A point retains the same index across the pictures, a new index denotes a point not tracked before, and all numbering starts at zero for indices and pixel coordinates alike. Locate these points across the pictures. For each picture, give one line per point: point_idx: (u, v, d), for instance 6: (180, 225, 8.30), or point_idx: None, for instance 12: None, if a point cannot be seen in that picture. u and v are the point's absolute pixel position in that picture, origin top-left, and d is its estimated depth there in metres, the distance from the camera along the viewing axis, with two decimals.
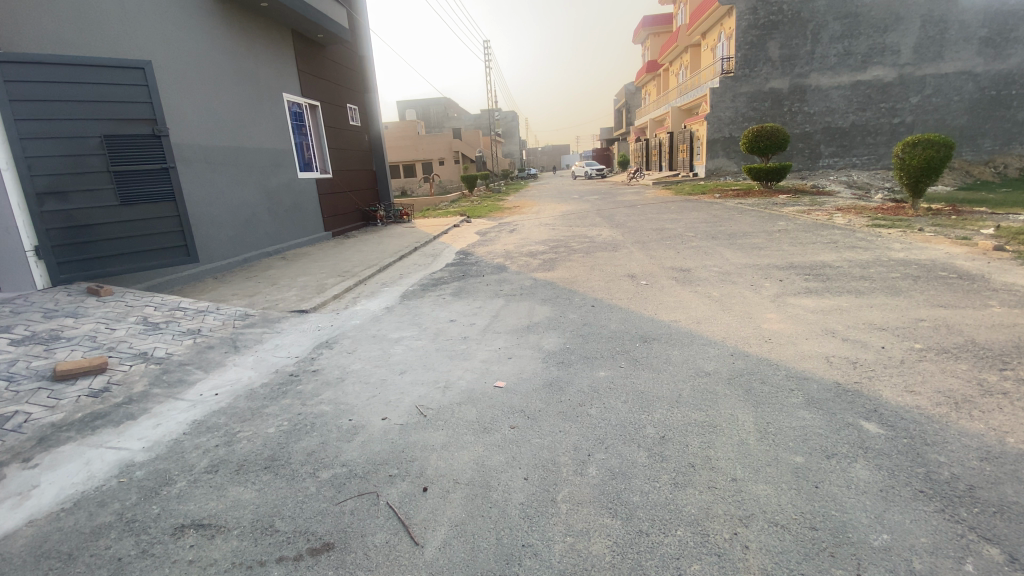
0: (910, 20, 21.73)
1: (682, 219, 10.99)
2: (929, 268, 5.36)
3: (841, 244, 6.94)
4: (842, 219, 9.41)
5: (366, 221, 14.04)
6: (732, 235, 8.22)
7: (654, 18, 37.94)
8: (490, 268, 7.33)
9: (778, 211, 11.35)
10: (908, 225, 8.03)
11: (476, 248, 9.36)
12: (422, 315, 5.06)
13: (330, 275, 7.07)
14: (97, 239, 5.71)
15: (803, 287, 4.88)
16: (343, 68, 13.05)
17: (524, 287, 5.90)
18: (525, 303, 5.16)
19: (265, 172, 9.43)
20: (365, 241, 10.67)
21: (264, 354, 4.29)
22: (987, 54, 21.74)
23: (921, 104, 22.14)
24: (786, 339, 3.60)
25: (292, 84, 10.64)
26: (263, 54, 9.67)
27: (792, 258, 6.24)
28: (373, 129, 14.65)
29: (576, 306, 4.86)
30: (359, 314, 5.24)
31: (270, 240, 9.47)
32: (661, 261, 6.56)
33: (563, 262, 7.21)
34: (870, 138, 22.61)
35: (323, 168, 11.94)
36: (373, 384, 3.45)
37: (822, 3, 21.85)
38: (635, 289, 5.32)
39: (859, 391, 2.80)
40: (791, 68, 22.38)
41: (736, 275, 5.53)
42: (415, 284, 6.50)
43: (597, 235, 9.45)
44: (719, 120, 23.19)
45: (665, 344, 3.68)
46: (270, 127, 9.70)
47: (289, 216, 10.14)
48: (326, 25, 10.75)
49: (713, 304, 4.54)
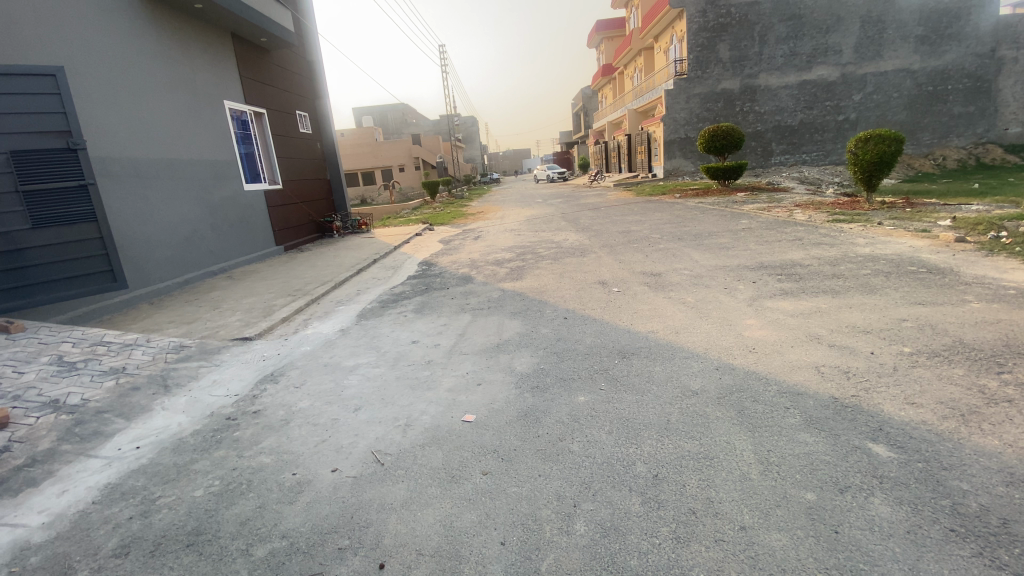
0: (850, 21, 22.59)
1: (647, 220, 10.90)
2: (899, 264, 5.32)
3: (807, 241, 6.91)
4: (803, 215, 9.49)
5: (322, 233, 13.39)
6: (699, 235, 8.13)
7: (608, 22, 38.39)
8: (454, 279, 6.95)
9: (739, 209, 11.44)
10: (868, 220, 8.13)
11: (439, 258, 8.93)
12: (381, 336, 4.63)
13: (280, 294, 6.53)
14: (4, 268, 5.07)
15: (779, 289, 4.72)
16: (291, 73, 12.42)
17: (492, 299, 5.55)
18: (493, 318, 4.81)
19: (206, 186, 8.76)
20: (321, 254, 10.09)
21: (199, 393, 3.77)
22: (923, 52, 22.79)
23: (864, 101, 23.08)
24: (772, 348, 3.37)
25: (234, 90, 9.96)
26: (200, 59, 8.98)
27: (761, 258, 6.14)
28: (325, 137, 14.02)
29: (547, 319, 4.55)
30: (309, 340, 4.77)
31: (215, 257, 8.81)
32: (631, 265, 6.34)
33: (530, 271, 6.90)
34: (819, 135, 23.43)
35: (273, 179, 11.27)
36: (322, 427, 3.02)
37: (768, 6, 22.50)
38: (608, 297, 5.06)
39: (858, 406, 2.58)
40: (741, 69, 22.97)
41: (710, 278, 5.34)
42: (373, 301, 6.05)
43: (564, 240, 9.19)
44: (676, 121, 23.56)
45: (645, 359, 3.40)
46: (209, 137, 9.02)
47: (234, 231, 9.45)
48: (269, 28, 10.13)
49: (690, 311, 4.31)
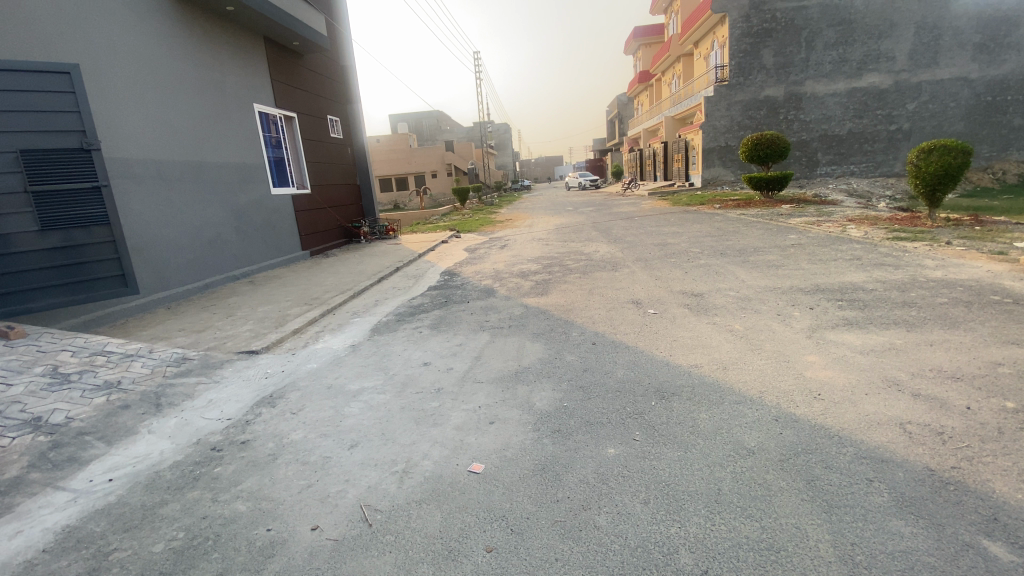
0: (905, 26, 21.37)
1: (684, 232, 10.32)
2: (979, 291, 4.64)
3: (866, 261, 6.23)
4: (856, 231, 8.74)
5: (349, 238, 13.26)
6: (742, 251, 7.53)
7: (646, 29, 37.74)
8: (475, 291, 6.56)
9: (784, 222, 10.71)
10: (933, 238, 7.36)
11: (463, 267, 8.60)
12: (392, 355, 4.26)
13: (296, 303, 6.30)
14: (30, 268, 5.17)
15: (841, 318, 4.14)
16: (323, 78, 12.37)
17: (513, 316, 5.14)
18: (514, 339, 4.38)
19: (232, 189, 8.68)
20: (345, 260, 9.89)
21: (192, 416, 3.49)
22: (984, 59, 21.32)
23: (919, 110, 21.75)
24: (842, 396, 2.82)
25: (264, 94, 9.91)
26: (230, 61, 8.94)
27: (815, 279, 5.53)
28: (356, 141, 13.94)
29: (573, 344, 4.09)
30: (317, 356, 4.45)
31: (239, 261, 8.71)
32: (668, 283, 5.83)
33: (557, 285, 6.45)
34: (869, 145, 22.19)
35: (301, 184, 11.19)
36: (311, 467, 2.65)
37: (816, 11, 21.51)
38: (643, 320, 4.56)
39: (966, 483, 2.02)
40: (785, 76, 22.00)
41: (758, 301, 4.78)
42: (389, 313, 5.72)
43: (594, 252, 8.71)
44: (715, 129, 22.74)
45: (686, 402, 2.89)
46: (238, 140, 8.95)
47: (259, 235, 9.34)
48: (301, 31, 10.06)
49: (738, 343, 3.77)
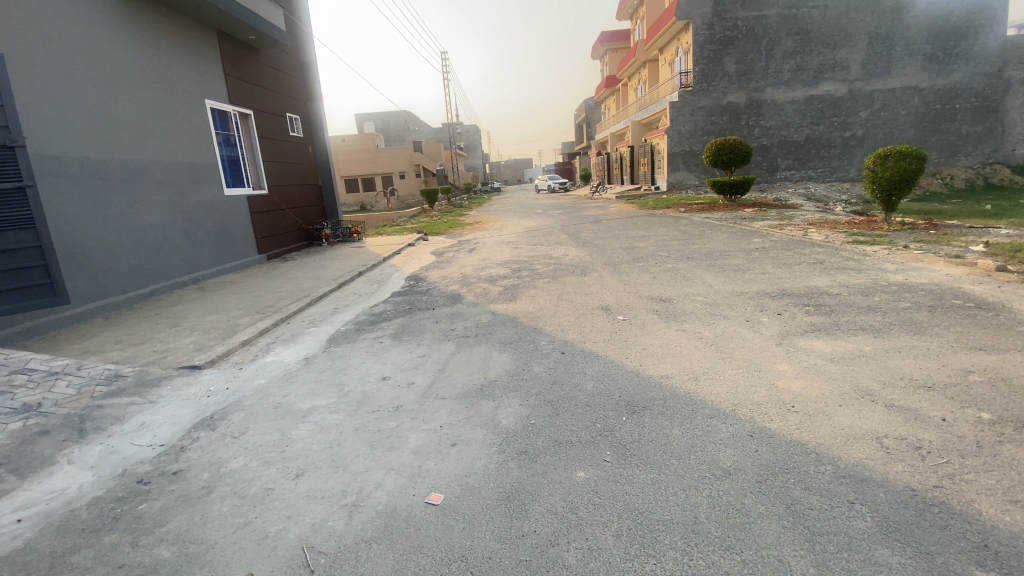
0: (859, 36, 22.20)
1: (651, 235, 10.34)
2: (940, 296, 4.70)
3: (829, 265, 6.30)
4: (818, 234, 8.91)
5: (309, 241, 12.75)
6: (709, 254, 7.54)
7: (612, 34, 38.16)
8: (441, 297, 6.32)
9: (749, 225, 10.87)
10: (891, 242, 7.53)
11: (429, 271, 8.33)
12: (348, 369, 4.00)
13: (247, 312, 5.92)
14: None
15: (810, 324, 4.11)
16: (281, 74, 11.86)
17: (481, 324, 4.93)
18: (480, 349, 4.17)
19: (181, 190, 8.17)
20: (305, 264, 9.46)
21: (119, 443, 3.14)
22: (932, 69, 22.33)
23: (871, 118, 22.66)
24: (816, 408, 2.73)
25: (217, 89, 9.39)
26: (179, 54, 8.41)
27: (782, 283, 5.53)
28: (318, 140, 13.43)
29: (541, 354, 3.91)
30: (266, 372, 4.13)
31: (189, 266, 8.20)
32: (637, 288, 5.73)
33: (525, 290, 6.28)
34: (825, 151, 23.01)
35: (258, 185, 10.70)
36: (248, 502, 2.38)
37: (775, 20, 22.14)
38: (613, 327, 4.42)
39: (948, 506, 1.94)
40: (746, 82, 22.58)
41: (727, 306, 4.72)
42: (348, 322, 5.43)
43: (563, 256, 8.59)
44: (679, 133, 23.14)
45: (659, 417, 2.74)
46: (187, 138, 8.43)
47: (211, 239, 8.83)
48: (257, 25, 9.58)
49: (709, 351, 3.67)
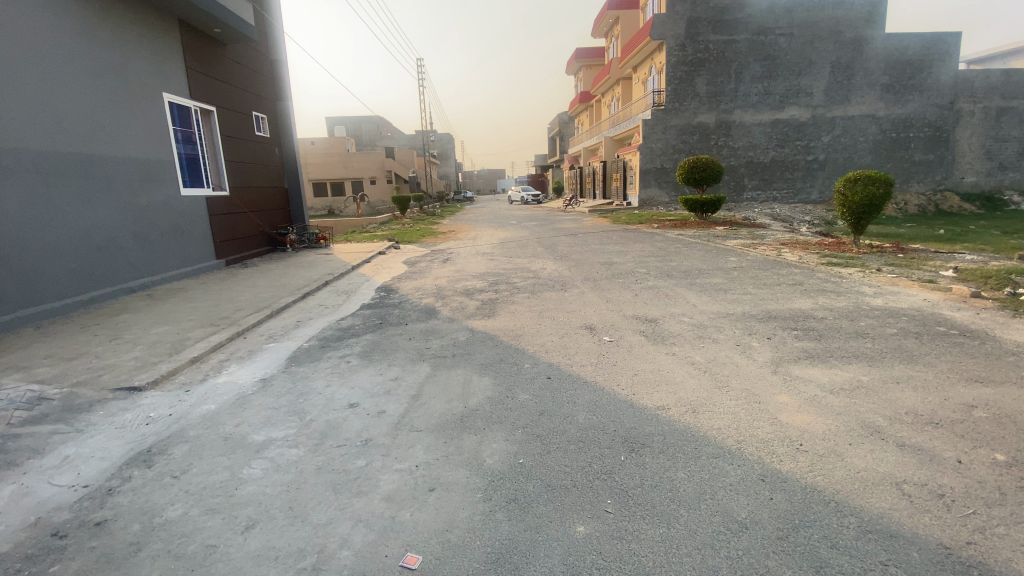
0: (822, 64, 23.09)
1: (628, 250, 10.26)
2: (923, 322, 4.66)
3: (809, 287, 6.27)
4: (792, 255, 8.97)
5: (273, 247, 12.12)
6: (689, 272, 7.45)
7: (587, 50, 38.70)
8: (414, 311, 5.95)
9: (723, 243, 10.92)
10: (864, 264, 7.62)
11: (401, 282, 7.96)
12: (310, 393, 3.60)
13: (200, 324, 5.43)
14: None
15: (801, 349, 3.97)
16: (248, 71, 11.29)
17: (458, 342, 4.62)
18: (457, 371, 3.85)
19: (132, 188, 7.55)
20: (267, 272, 8.91)
21: (36, 482, 2.67)
22: (889, 99, 23.41)
23: (833, 143, 23.57)
24: (826, 447, 2.54)
25: (177, 83, 8.79)
26: (135, 44, 7.83)
27: (765, 305, 5.43)
28: (285, 142, 12.85)
29: (525, 379, 3.60)
30: (217, 396, 3.70)
31: (138, 271, 7.56)
32: (620, 307, 5.52)
33: (503, 306, 5.99)
34: (789, 173, 23.79)
35: (219, 185, 10.09)
36: (186, 563, 1.99)
37: (744, 45, 22.81)
38: (599, 349, 4.17)
39: (988, 568, 1.75)
40: (717, 104, 23.14)
41: (715, 329, 4.55)
42: (312, 337, 5.01)
43: (540, 270, 8.35)
44: (652, 150, 23.49)
45: (660, 456, 2.50)
46: (141, 133, 7.82)
47: (164, 242, 8.19)
48: (224, 18, 9.07)
49: (703, 378, 3.44)
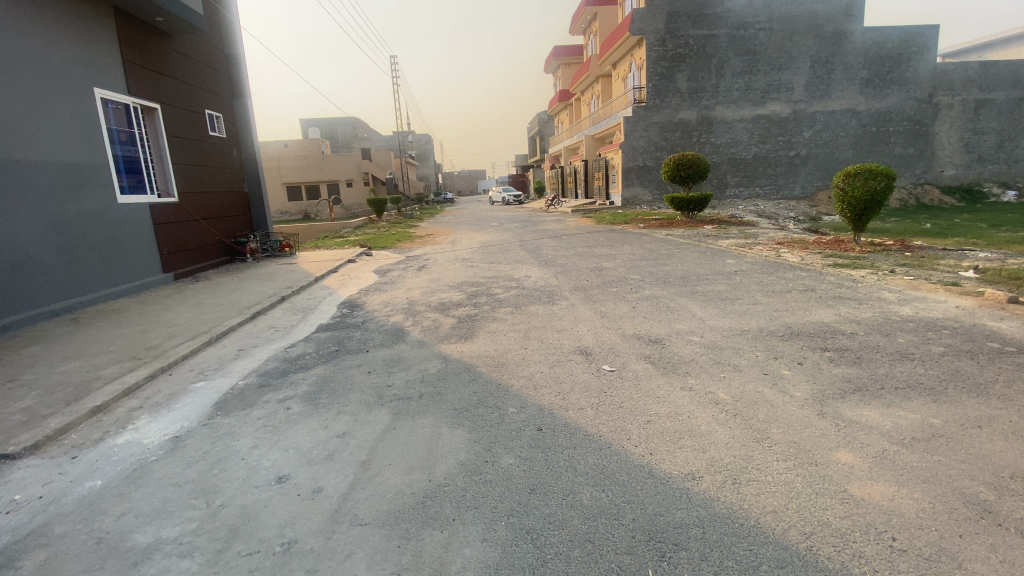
0: (802, 59, 22.81)
1: (616, 254, 9.57)
2: (970, 337, 3.99)
3: (823, 293, 5.62)
4: (793, 255, 8.35)
5: (231, 257, 11.11)
6: (687, 278, 6.76)
7: (565, 48, 38.13)
8: (378, 334, 5.11)
9: (716, 244, 10.29)
10: (874, 265, 7.01)
11: (369, 295, 7.13)
12: (230, 461, 2.77)
13: (119, 358, 4.52)
14: None
15: (844, 379, 3.28)
16: (199, 65, 10.27)
17: (428, 375, 3.80)
18: (422, 421, 3.03)
19: (57, 196, 6.56)
20: (219, 287, 7.97)
21: None
22: (868, 93, 23.22)
23: (814, 138, 23.36)
24: (931, 545, 1.81)
25: (111, 77, 7.78)
26: (58, 32, 6.81)
27: (783, 317, 4.72)
28: (244, 143, 11.83)
29: (508, 432, 2.81)
30: (110, 465, 2.83)
31: (64, 290, 6.58)
32: (617, 324, 4.77)
33: (480, 324, 5.19)
34: (772, 169, 23.50)
35: (166, 191, 9.06)
36: None
37: (725, 39, 22.40)
38: (599, 383, 3.39)
39: None
40: (698, 100, 22.69)
41: (734, 352, 3.81)
42: (252, 372, 4.17)
43: (524, 278, 7.60)
44: (634, 148, 22.95)
45: (705, 571, 1.74)
46: (69, 134, 6.85)
47: (98, 256, 7.20)
48: (166, 5, 8.09)
49: (735, 427, 2.72)
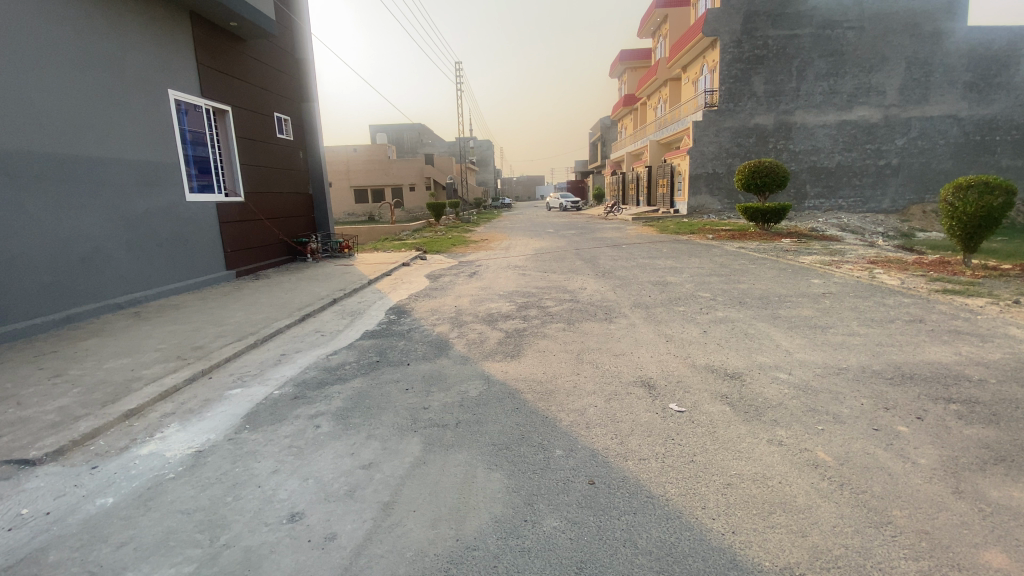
0: (896, 60, 20.79)
1: (683, 267, 8.87)
2: None
3: (933, 326, 4.77)
4: (889, 277, 7.34)
5: (292, 256, 11.38)
6: (765, 300, 6.04)
7: (632, 53, 37.19)
8: (421, 345, 4.81)
9: (796, 261, 9.33)
10: (995, 294, 5.95)
11: (418, 301, 6.91)
12: (246, 487, 2.52)
13: (163, 358, 4.49)
14: None
15: (984, 445, 2.56)
16: (270, 69, 10.60)
17: (469, 399, 3.43)
18: (455, 457, 2.65)
19: (128, 193, 6.84)
20: (274, 286, 8.04)
21: None
22: (974, 97, 20.82)
23: (907, 146, 21.20)
24: None
25: (185, 79, 8.08)
26: (136, 36, 7.11)
27: (887, 354, 3.97)
28: (311, 145, 12.13)
29: (554, 484, 2.37)
30: (125, 480, 2.68)
31: (130, 285, 6.82)
32: (685, 352, 4.20)
33: (529, 341, 4.78)
34: (857, 179, 21.54)
35: (233, 191, 9.36)
36: None
37: (807, 40, 20.81)
38: (664, 427, 2.89)
39: None
40: (775, 104, 21.20)
41: (831, 397, 3.17)
42: (287, 381, 3.99)
43: (579, 290, 7.14)
44: (702, 155, 21.76)
45: None
46: (142, 133, 7.12)
47: (164, 252, 7.46)
48: (238, 10, 8.32)
49: (844, 503, 2.14)
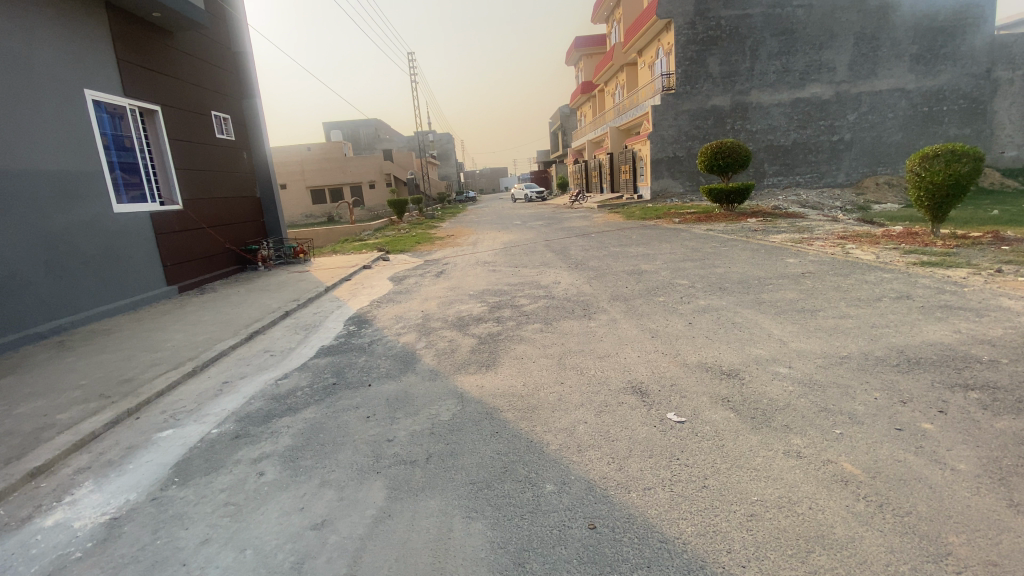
0: (845, 37, 21.15)
1: (656, 254, 8.58)
2: None
3: (922, 302, 4.58)
4: (863, 252, 7.25)
5: (243, 265, 10.60)
6: (745, 284, 5.77)
7: (588, 38, 36.88)
8: (384, 360, 4.31)
9: (767, 240, 9.20)
10: (972, 263, 5.86)
11: (380, 308, 6.39)
12: (168, 567, 2.02)
13: (83, 396, 3.85)
14: None
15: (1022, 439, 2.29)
16: (203, 63, 9.74)
17: (441, 424, 2.98)
18: (427, 505, 2.22)
19: (44, 207, 6.04)
20: (221, 300, 7.34)
21: None
22: (919, 70, 21.41)
23: (859, 121, 21.68)
24: None
25: (104, 77, 7.23)
26: (42, 29, 6.26)
27: (885, 337, 3.73)
28: (255, 145, 11.30)
29: (549, 532, 1.97)
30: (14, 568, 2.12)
31: (52, 310, 6.04)
32: (674, 349, 3.86)
33: (504, 347, 4.35)
34: (813, 155, 21.92)
35: (170, 198, 8.54)
36: None
37: (760, 19, 20.92)
38: (667, 444, 2.52)
39: None
40: (732, 85, 21.30)
41: (840, 392, 2.88)
42: (230, 415, 3.45)
43: (553, 285, 6.74)
44: (663, 138, 21.70)
45: None
46: (57, 138, 6.31)
47: (92, 270, 6.67)
48: None
49: (893, 530, 1.81)
